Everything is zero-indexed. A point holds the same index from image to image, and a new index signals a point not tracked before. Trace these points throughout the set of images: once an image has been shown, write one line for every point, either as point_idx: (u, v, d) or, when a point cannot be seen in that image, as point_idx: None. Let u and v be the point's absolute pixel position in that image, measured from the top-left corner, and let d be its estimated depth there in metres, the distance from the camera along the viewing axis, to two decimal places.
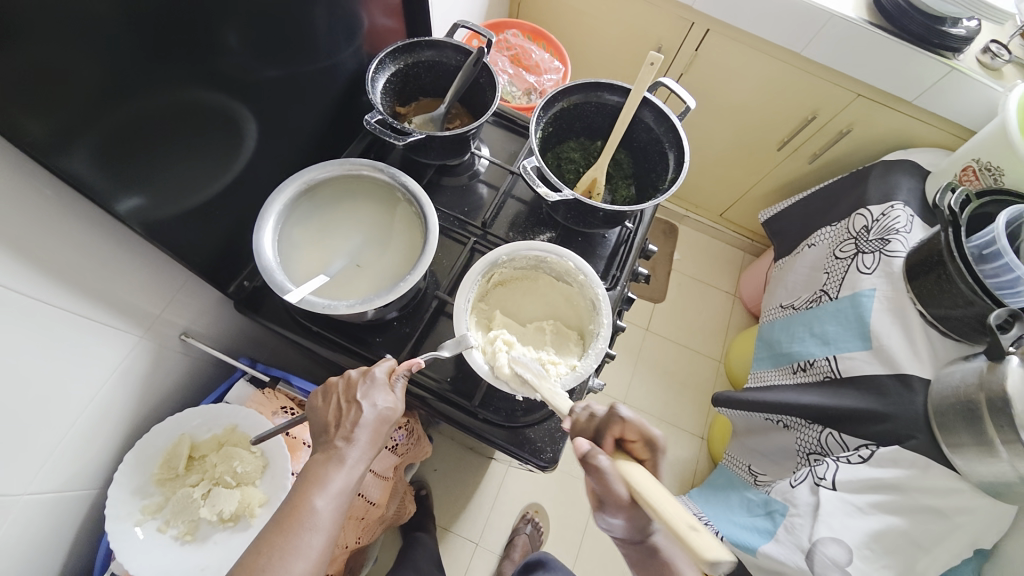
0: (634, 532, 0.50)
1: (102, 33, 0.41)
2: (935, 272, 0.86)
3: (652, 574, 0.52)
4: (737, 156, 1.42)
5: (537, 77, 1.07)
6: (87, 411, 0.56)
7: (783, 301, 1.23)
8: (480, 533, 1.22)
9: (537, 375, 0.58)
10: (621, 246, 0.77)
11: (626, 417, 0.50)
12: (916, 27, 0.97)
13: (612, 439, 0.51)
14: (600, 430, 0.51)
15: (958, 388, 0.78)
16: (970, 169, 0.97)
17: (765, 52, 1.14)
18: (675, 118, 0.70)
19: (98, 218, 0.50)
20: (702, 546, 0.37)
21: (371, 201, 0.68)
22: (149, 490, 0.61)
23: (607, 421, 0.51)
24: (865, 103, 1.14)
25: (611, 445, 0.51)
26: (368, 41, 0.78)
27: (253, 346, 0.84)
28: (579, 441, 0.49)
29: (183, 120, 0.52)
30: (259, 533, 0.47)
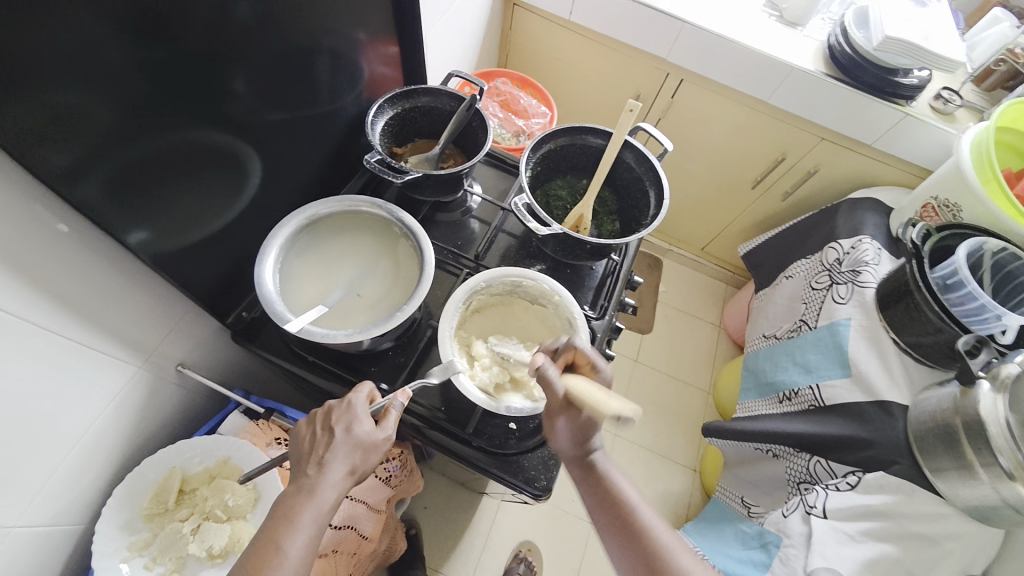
0: (576, 445, 0.58)
1: (119, 77, 0.45)
2: (904, 301, 0.91)
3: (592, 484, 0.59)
4: (715, 194, 1.50)
5: (526, 120, 1.14)
6: (79, 444, 0.56)
7: (765, 331, 1.27)
8: (472, 574, 1.18)
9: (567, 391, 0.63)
10: (608, 277, 0.81)
11: (577, 345, 0.61)
12: (870, 78, 1.07)
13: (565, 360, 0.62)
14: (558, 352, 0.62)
15: (935, 413, 0.81)
16: (930, 206, 1.05)
17: (735, 100, 1.23)
18: (654, 158, 0.76)
19: (108, 251, 0.52)
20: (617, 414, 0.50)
21: (368, 235, 0.71)
22: (137, 526, 0.60)
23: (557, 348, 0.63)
24: (828, 146, 1.23)
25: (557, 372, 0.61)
26: (368, 88, 0.83)
27: (246, 378, 0.84)
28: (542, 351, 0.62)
29: (191, 158, 0.55)
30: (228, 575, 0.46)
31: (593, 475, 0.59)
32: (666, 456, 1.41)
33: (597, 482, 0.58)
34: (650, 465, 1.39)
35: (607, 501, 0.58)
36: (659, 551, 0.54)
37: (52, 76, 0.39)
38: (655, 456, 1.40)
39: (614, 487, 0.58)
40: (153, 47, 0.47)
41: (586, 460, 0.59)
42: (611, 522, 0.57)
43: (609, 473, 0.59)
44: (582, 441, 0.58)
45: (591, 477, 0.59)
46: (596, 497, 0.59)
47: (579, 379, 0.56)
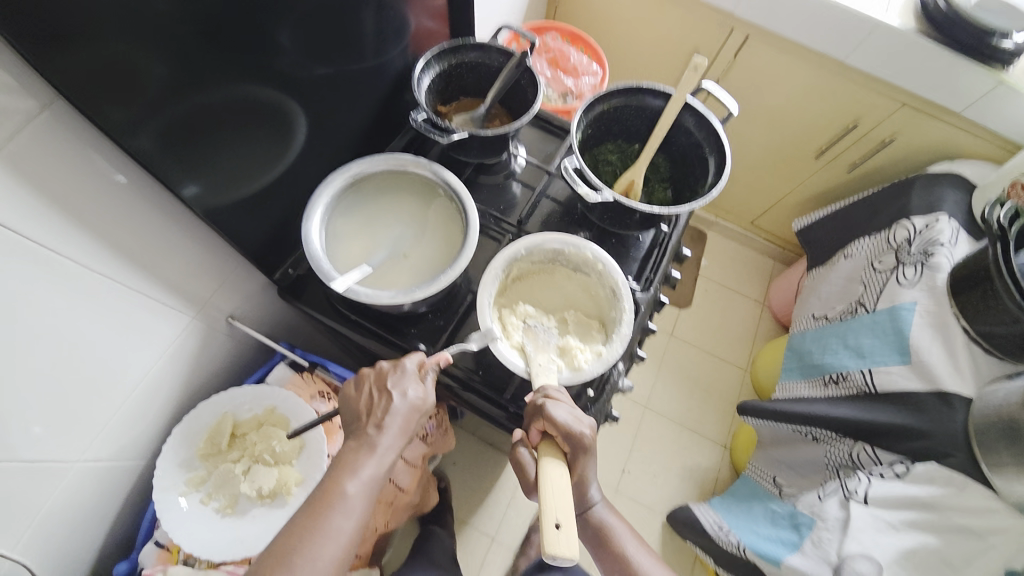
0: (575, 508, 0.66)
1: (168, 28, 0.44)
2: (982, 287, 0.83)
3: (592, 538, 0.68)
4: (773, 163, 1.40)
5: (575, 79, 1.07)
6: (141, 386, 0.59)
7: (815, 311, 1.20)
8: (497, 529, 1.23)
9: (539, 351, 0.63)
10: (655, 249, 0.77)
11: (559, 421, 0.56)
12: (965, 36, 0.94)
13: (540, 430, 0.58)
14: (531, 419, 0.59)
15: (1000, 407, 0.75)
16: (1019, 184, 0.93)
17: (807, 58, 1.12)
18: (716, 122, 0.70)
19: (162, 203, 0.53)
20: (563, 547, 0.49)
21: (411, 196, 0.70)
22: (194, 463, 0.65)
23: (534, 407, 0.58)
24: (909, 112, 1.11)
25: (539, 438, 0.58)
26: (414, 43, 0.80)
27: (292, 332, 0.87)
28: (544, 398, 0.57)
29: (241, 114, 0.55)
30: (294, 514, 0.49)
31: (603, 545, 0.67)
32: (696, 431, 1.39)
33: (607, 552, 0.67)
34: (679, 439, 1.38)
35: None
36: None
37: (105, 23, 0.39)
38: (684, 430, 1.39)
39: (615, 545, 0.67)
40: None
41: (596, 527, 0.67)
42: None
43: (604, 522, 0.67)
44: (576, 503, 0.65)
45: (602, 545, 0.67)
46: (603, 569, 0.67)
47: (551, 470, 0.55)
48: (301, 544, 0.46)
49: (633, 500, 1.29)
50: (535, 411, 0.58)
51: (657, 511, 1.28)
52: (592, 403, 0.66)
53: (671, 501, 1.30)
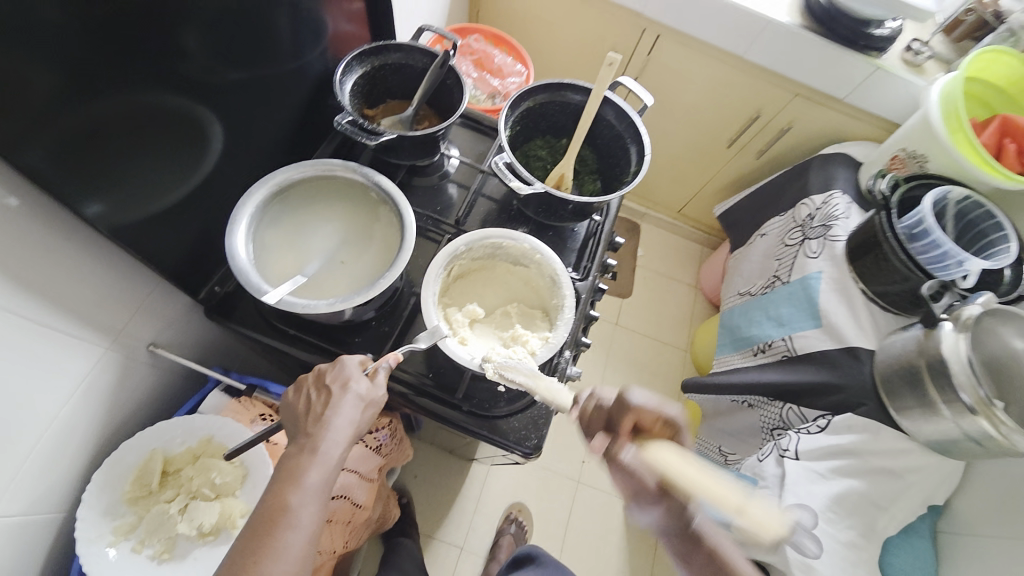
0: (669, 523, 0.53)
1: (58, 37, 0.40)
2: (873, 253, 0.94)
3: None
4: (692, 154, 1.50)
5: (501, 80, 1.10)
6: (51, 431, 0.53)
7: (741, 288, 1.30)
8: (465, 537, 1.22)
9: (532, 377, 0.59)
10: (590, 239, 0.80)
11: (637, 404, 0.54)
12: (844, 30, 1.07)
13: (629, 425, 0.54)
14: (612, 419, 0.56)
15: (901, 355, 0.85)
16: (898, 157, 1.07)
17: (712, 55, 1.21)
18: (634, 114, 0.74)
19: (61, 224, 0.48)
20: (761, 527, 0.39)
21: (343, 200, 0.68)
22: (121, 510, 0.58)
23: (592, 406, 0.57)
24: (802, 102, 1.23)
25: (630, 435, 0.54)
26: (333, 46, 0.78)
27: (224, 355, 0.81)
28: (590, 394, 0.57)
29: (147, 124, 0.51)
30: (236, 540, 0.46)
31: (698, 555, 0.51)
32: None
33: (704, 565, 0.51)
34: None
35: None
36: None
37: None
38: None
39: None
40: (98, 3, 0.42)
41: (688, 539, 0.52)
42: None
43: None
44: (662, 503, 0.53)
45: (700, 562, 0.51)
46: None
47: (670, 448, 0.49)
48: (248, 565, 0.43)
49: (595, 488, 1.33)
50: (596, 408, 0.57)
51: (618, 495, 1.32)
52: None
53: None
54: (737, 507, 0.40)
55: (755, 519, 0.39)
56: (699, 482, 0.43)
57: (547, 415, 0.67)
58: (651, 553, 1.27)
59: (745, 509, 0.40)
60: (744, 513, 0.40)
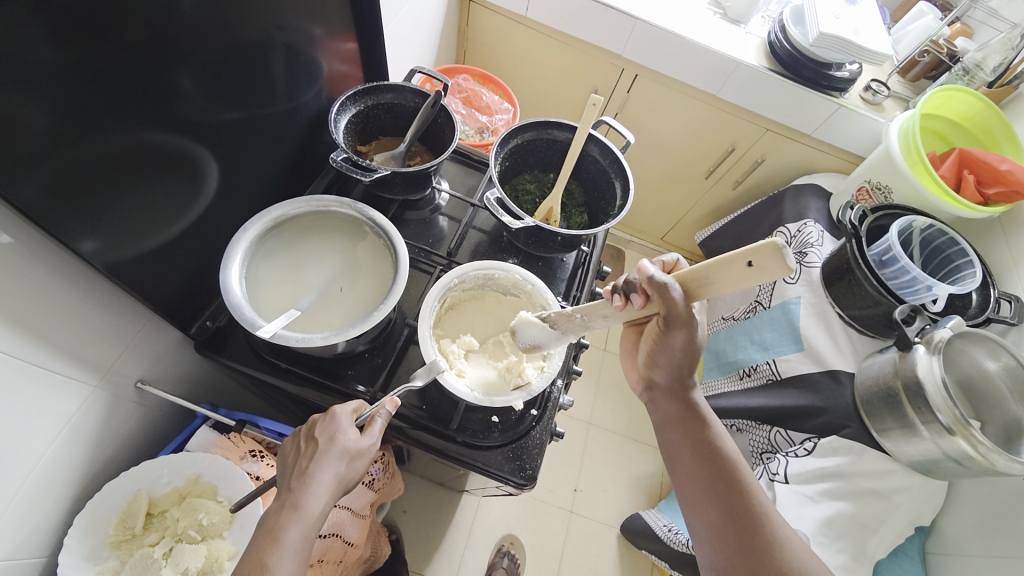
0: (669, 386, 0.63)
1: (48, 78, 0.41)
2: (846, 278, 0.98)
3: (690, 433, 0.62)
4: (672, 185, 1.56)
5: (489, 117, 1.14)
6: (36, 473, 0.51)
7: (724, 313, 1.33)
8: (456, 573, 1.18)
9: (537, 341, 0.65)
10: (579, 269, 0.83)
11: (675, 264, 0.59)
12: (808, 71, 1.14)
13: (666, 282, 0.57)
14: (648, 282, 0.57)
15: (878, 377, 0.88)
16: (864, 189, 1.14)
17: (687, 94, 1.28)
18: (617, 150, 0.78)
19: (51, 259, 0.48)
20: (768, 262, 0.39)
21: (338, 235, 0.69)
22: (103, 554, 0.56)
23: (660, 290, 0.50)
24: (773, 136, 1.30)
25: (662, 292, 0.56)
26: (327, 86, 0.81)
27: (211, 390, 0.80)
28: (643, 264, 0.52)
29: (141, 162, 0.52)
30: None
31: (691, 418, 0.63)
32: (638, 439, 1.46)
33: (694, 426, 0.62)
34: (624, 450, 1.43)
35: (683, 449, 0.62)
36: (754, 507, 0.57)
37: None
38: (627, 440, 1.45)
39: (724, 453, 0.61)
40: (94, 44, 0.43)
41: (683, 401, 0.63)
42: (681, 469, 0.62)
43: (701, 403, 0.63)
44: (677, 371, 0.62)
45: (689, 422, 0.62)
46: (684, 450, 0.62)
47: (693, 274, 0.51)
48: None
49: (588, 517, 1.31)
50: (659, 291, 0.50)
51: (611, 524, 1.31)
52: (536, 422, 0.68)
53: (623, 512, 1.33)
54: (743, 260, 0.40)
55: (760, 257, 0.39)
56: (723, 277, 0.44)
57: (541, 444, 0.67)
58: None
59: (749, 254, 0.40)
60: (750, 262, 0.40)
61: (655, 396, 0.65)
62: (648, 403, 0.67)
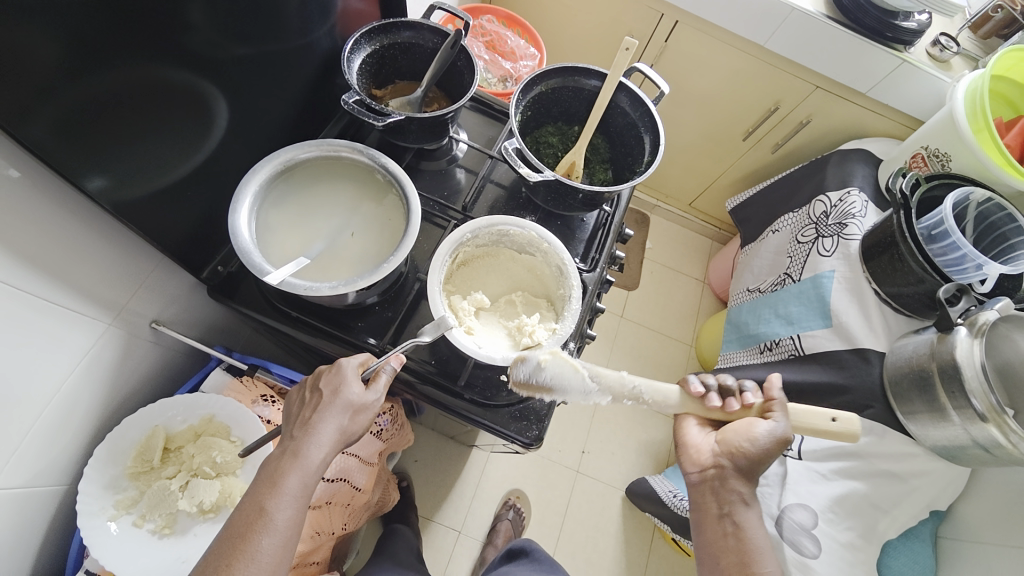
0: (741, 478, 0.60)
1: (56, 4, 0.38)
2: (889, 253, 0.90)
3: (747, 522, 0.59)
4: (706, 146, 1.47)
5: (513, 63, 1.07)
6: (56, 404, 0.53)
7: (749, 285, 1.27)
8: (463, 521, 1.23)
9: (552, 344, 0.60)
10: (600, 229, 0.79)
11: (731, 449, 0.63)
12: (871, 20, 1.02)
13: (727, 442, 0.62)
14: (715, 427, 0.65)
15: (911, 358, 0.83)
16: (919, 156, 1.04)
17: (731, 43, 1.18)
18: (650, 102, 0.72)
19: (61, 198, 0.47)
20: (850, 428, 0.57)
21: (350, 182, 0.67)
22: (123, 484, 0.59)
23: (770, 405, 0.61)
24: (823, 94, 1.20)
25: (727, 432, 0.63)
26: (342, 23, 0.76)
27: (224, 334, 0.81)
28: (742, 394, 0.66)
29: (151, 100, 0.50)
30: (214, 541, 0.46)
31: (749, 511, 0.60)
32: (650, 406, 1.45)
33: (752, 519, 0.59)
34: (634, 416, 1.43)
35: (734, 546, 0.58)
36: None
37: None
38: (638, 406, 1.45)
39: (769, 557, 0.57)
40: None
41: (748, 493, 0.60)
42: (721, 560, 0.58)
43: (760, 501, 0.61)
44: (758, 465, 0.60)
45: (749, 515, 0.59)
46: (730, 543, 0.58)
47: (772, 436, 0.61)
48: (220, 570, 0.43)
49: (594, 478, 1.33)
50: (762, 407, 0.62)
51: (617, 486, 1.33)
52: None
53: (629, 475, 1.34)
54: (832, 415, 0.58)
55: (845, 419, 0.57)
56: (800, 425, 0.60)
57: (549, 406, 0.66)
58: (647, 545, 1.27)
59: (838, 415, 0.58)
60: (837, 417, 0.58)
61: (725, 483, 0.61)
62: (703, 484, 0.62)
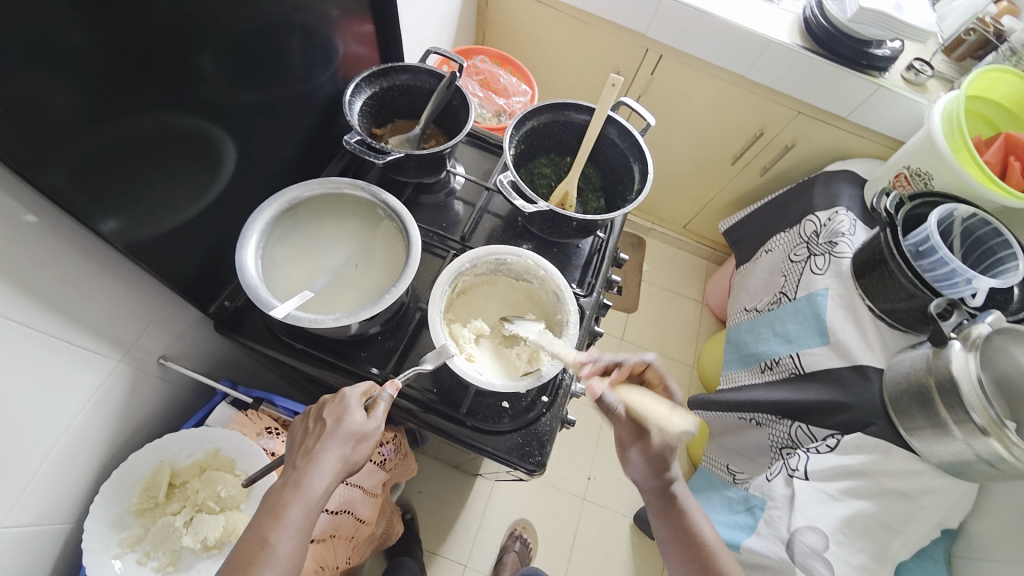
0: (653, 475, 0.64)
1: (73, 61, 0.42)
2: (879, 269, 0.92)
3: (672, 512, 0.64)
4: (696, 170, 1.51)
5: (507, 99, 1.12)
6: (65, 442, 0.54)
7: (747, 304, 1.29)
8: (469, 554, 1.20)
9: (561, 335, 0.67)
10: (595, 255, 0.81)
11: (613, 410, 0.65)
12: (846, 50, 1.08)
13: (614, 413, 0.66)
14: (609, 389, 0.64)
15: (909, 373, 0.84)
16: (903, 175, 1.07)
17: (714, 74, 1.23)
18: (637, 133, 0.75)
19: (75, 240, 0.49)
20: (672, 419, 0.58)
21: (352, 218, 0.70)
22: (128, 521, 0.59)
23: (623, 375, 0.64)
24: (805, 119, 1.24)
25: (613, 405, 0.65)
26: (343, 68, 0.81)
27: (229, 368, 0.82)
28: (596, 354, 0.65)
29: (163, 145, 0.53)
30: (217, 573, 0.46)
31: (670, 506, 0.64)
32: None
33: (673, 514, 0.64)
34: None
35: (677, 540, 0.64)
36: None
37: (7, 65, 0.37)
38: None
39: (696, 532, 0.64)
40: (115, 27, 0.44)
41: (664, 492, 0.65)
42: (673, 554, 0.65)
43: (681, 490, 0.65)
44: (659, 465, 0.64)
45: (669, 510, 0.64)
46: (674, 531, 0.64)
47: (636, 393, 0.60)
48: None
49: (600, 505, 1.31)
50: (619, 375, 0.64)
51: (624, 513, 1.30)
52: (546, 409, 0.68)
53: (637, 501, 1.32)
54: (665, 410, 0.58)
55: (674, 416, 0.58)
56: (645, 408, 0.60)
57: (551, 431, 0.67)
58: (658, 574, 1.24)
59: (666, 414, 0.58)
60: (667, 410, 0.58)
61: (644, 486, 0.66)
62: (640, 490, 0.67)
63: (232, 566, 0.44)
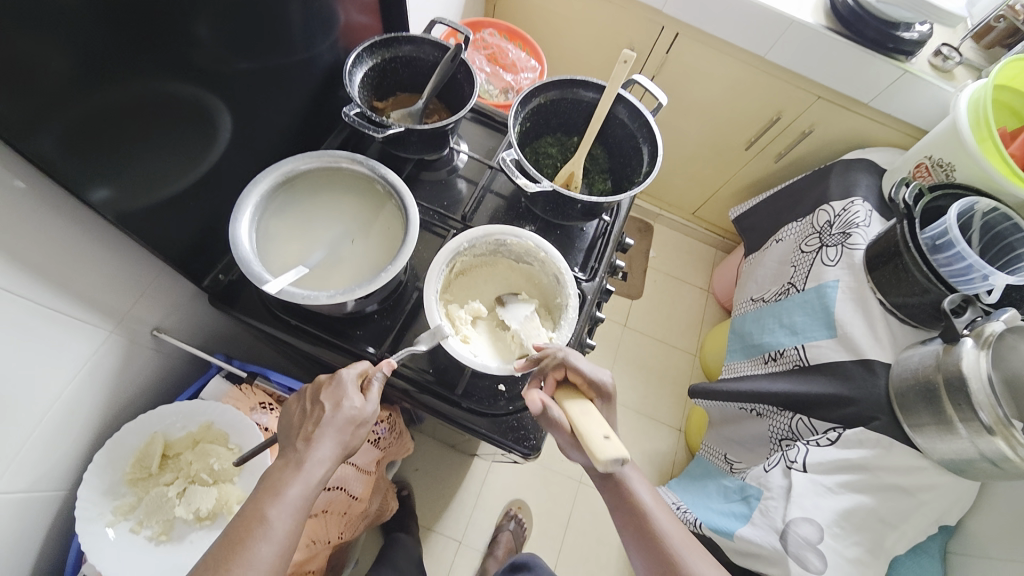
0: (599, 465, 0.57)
1: (68, 25, 0.40)
2: (893, 262, 0.90)
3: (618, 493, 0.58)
4: (708, 155, 1.47)
5: (515, 75, 1.09)
6: (57, 411, 0.54)
7: (754, 294, 1.26)
8: (463, 531, 1.22)
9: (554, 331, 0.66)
10: (599, 239, 0.79)
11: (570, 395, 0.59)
12: (871, 32, 1.03)
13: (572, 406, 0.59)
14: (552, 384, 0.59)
15: (917, 370, 0.81)
16: (923, 165, 1.03)
17: (731, 55, 1.18)
18: (648, 113, 0.72)
19: (65, 208, 0.48)
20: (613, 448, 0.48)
21: (350, 193, 0.68)
22: (122, 490, 0.60)
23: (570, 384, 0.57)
24: (824, 104, 1.20)
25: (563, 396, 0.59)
26: (344, 37, 0.78)
27: (225, 342, 0.82)
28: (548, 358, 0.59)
29: (157, 114, 0.51)
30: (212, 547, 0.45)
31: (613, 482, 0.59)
32: (653, 416, 1.44)
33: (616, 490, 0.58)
34: (637, 426, 1.42)
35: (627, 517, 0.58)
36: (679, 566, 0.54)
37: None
38: (641, 416, 1.44)
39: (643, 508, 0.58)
40: None
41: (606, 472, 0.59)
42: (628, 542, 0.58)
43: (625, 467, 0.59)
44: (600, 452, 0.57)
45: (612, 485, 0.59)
46: (624, 515, 0.58)
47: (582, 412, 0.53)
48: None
49: None
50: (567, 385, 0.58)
51: None
52: None
53: None
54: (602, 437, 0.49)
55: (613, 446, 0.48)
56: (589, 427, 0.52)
57: None
58: None
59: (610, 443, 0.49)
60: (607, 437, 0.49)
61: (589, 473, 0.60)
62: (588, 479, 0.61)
63: (228, 540, 0.44)
